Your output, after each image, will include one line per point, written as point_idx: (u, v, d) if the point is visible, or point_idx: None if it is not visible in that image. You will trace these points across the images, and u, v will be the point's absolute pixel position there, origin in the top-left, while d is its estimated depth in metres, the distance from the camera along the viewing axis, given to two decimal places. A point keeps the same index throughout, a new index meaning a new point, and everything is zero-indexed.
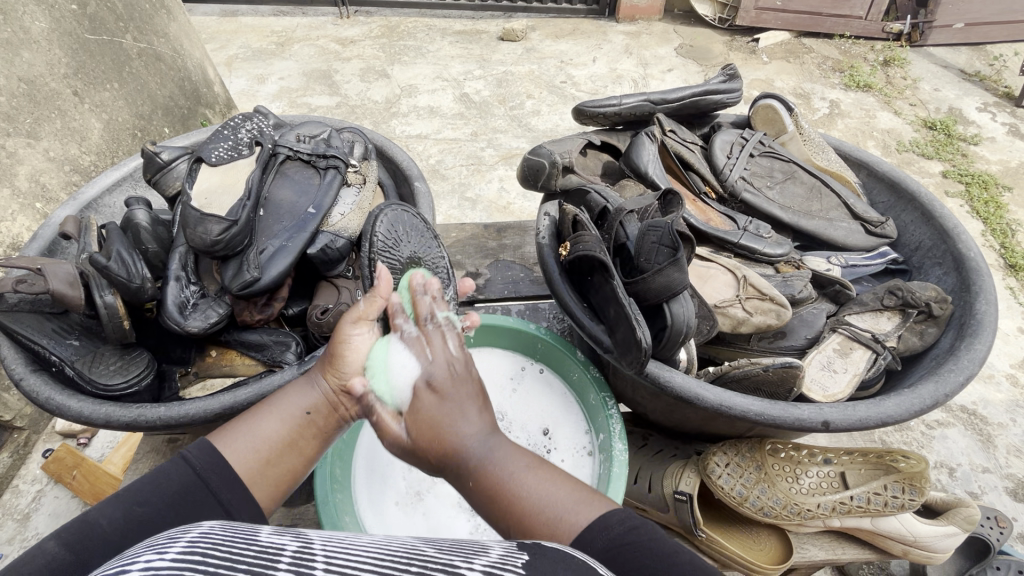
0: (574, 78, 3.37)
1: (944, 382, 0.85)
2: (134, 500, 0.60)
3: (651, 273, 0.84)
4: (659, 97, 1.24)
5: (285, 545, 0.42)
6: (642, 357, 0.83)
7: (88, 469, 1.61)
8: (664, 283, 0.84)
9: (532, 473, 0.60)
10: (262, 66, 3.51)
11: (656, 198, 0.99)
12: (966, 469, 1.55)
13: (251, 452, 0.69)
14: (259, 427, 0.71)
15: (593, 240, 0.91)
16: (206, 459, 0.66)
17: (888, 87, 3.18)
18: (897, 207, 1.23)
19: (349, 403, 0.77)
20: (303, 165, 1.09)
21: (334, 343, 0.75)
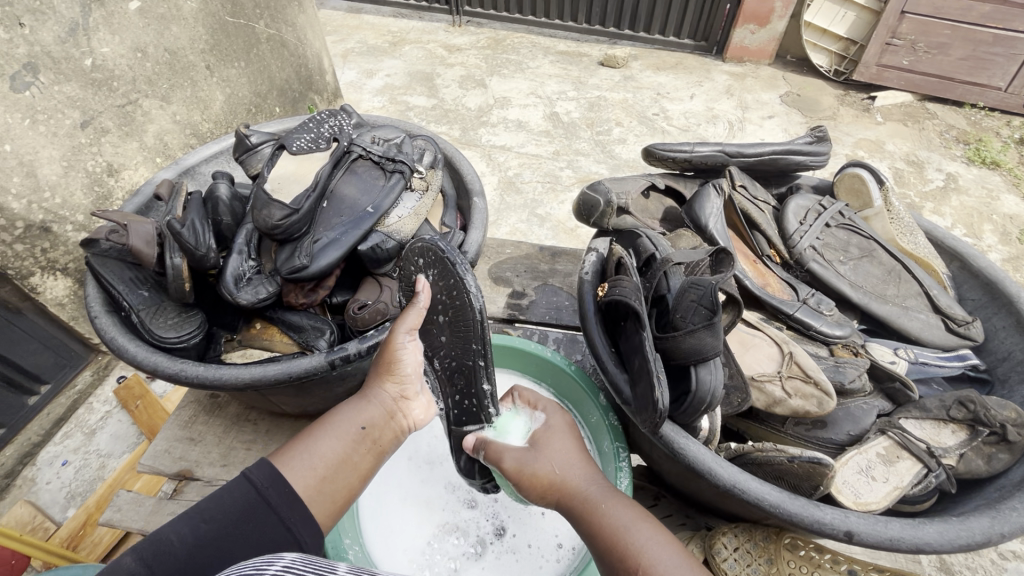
0: (667, 112, 3.32)
1: (1002, 520, 0.75)
2: (200, 517, 0.66)
3: (682, 333, 0.81)
4: (735, 149, 1.18)
5: None
6: (658, 418, 0.79)
7: (149, 402, 1.79)
8: (694, 345, 0.80)
9: (639, 526, 0.65)
10: (373, 61, 3.76)
11: (708, 254, 0.95)
12: None
13: (318, 468, 0.75)
14: (327, 444, 0.78)
15: (631, 287, 0.90)
16: (266, 474, 0.71)
17: (1020, 168, 2.87)
18: (989, 308, 1.10)
19: (400, 410, 0.89)
20: (372, 165, 1.16)
21: (387, 350, 0.88)
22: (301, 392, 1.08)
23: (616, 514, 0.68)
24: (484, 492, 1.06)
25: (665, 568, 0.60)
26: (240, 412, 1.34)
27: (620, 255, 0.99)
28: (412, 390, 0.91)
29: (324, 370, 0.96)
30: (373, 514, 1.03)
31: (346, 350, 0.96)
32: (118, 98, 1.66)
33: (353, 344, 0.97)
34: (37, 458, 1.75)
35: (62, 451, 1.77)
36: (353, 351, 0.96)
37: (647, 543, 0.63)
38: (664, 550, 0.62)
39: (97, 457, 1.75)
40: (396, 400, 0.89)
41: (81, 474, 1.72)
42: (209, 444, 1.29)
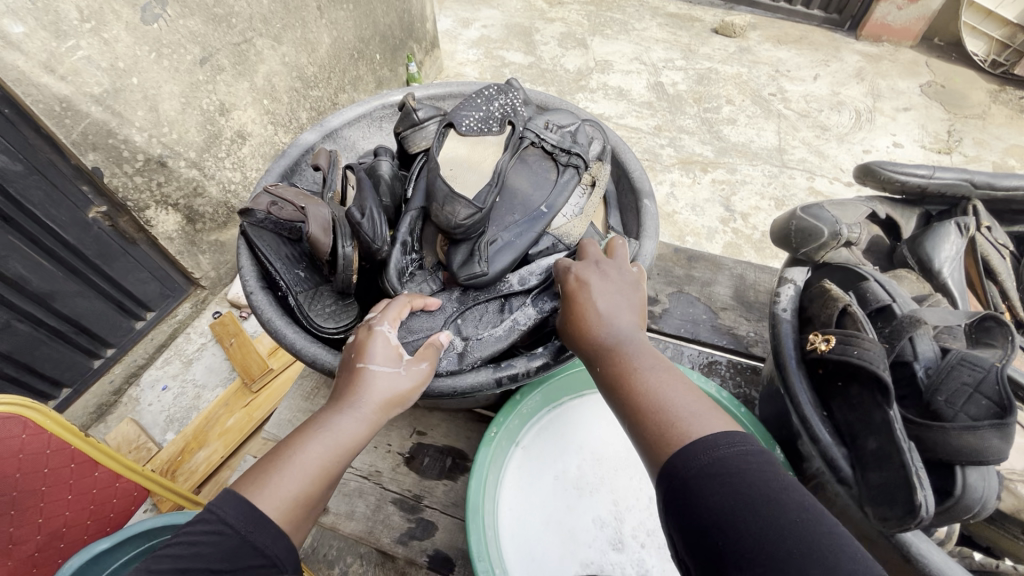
0: (786, 93, 2.98)
1: None
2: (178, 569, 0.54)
3: (955, 426, 0.66)
4: (985, 181, 0.98)
5: None
6: (910, 525, 0.66)
7: (242, 343, 1.79)
8: (969, 443, 0.66)
9: (684, 398, 0.66)
10: (468, 9, 3.55)
11: (970, 319, 0.78)
12: None
13: (293, 492, 0.64)
14: (307, 455, 0.67)
15: (874, 349, 0.75)
16: (237, 509, 0.60)
17: None
18: None
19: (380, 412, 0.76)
20: (544, 155, 1.03)
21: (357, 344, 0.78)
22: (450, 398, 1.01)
23: (647, 370, 0.70)
24: (635, 533, 0.99)
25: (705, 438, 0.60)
26: None
27: (849, 306, 0.83)
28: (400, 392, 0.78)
29: (489, 387, 0.86)
30: (515, 537, 0.96)
31: (515, 368, 0.86)
32: (234, 36, 1.58)
33: (522, 361, 0.88)
34: (141, 378, 1.82)
35: (166, 377, 1.82)
36: (521, 370, 0.87)
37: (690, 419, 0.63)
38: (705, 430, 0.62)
39: (195, 387, 1.79)
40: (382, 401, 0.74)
41: (180, 401, 1.77)
42: None
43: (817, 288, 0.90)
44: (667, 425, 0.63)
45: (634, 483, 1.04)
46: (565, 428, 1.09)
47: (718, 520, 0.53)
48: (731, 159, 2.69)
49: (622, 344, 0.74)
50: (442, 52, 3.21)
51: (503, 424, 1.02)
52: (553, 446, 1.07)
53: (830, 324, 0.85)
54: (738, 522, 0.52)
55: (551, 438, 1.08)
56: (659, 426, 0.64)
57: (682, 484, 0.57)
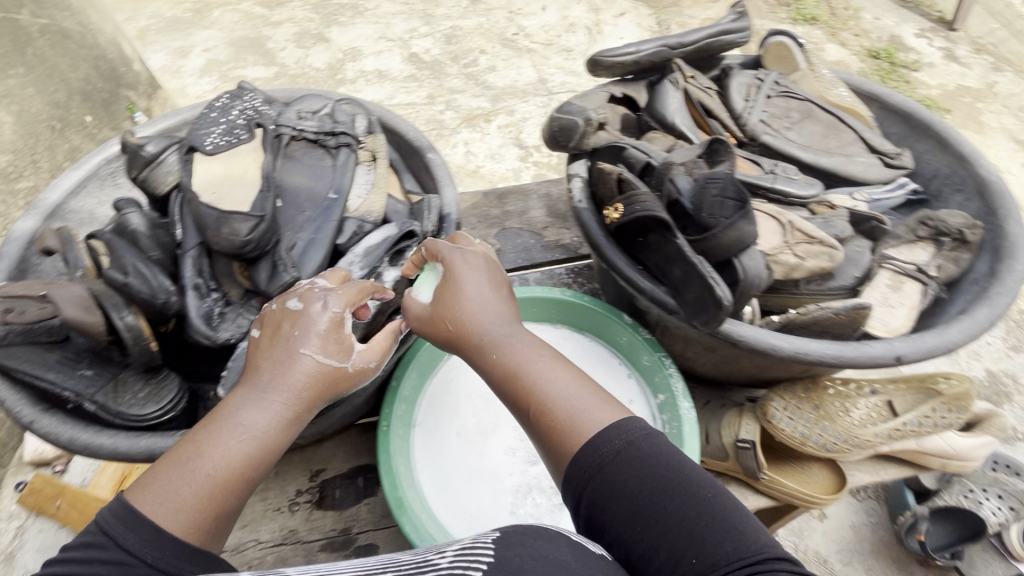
0: (525, 30, 3.22)
1: (997, 304, 0.88)
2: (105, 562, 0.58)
3: (721, 227, 0.83)
4: (676, 41, 1.18)
5: None
6: (722, 314, 0.81)
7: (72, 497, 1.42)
8: (735, 237, 0.84)
9: (556, 377, 0.74)
10: (180, 37, 3.18)
11: (702, 150, 1.00)
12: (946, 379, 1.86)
13: (186, 499, 0.63)
14: (217, 447, 0.67)
15: (650, 199, 0.88)
16: (121, 523, 0.60)
17: (833, 19, 3.24)
18: (911, 138, 1.24)
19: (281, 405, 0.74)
20: (310, 146, 1.00)
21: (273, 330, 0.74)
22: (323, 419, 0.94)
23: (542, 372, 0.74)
24: None
25: (582, 411, 0.70)
26: None
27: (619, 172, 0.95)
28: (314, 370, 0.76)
29: None
30: (445, 506, 0.97)
31: None
32: None
33: None
34: None
35: None
36: None
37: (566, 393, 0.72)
38: (577, 398, 0.71)
39: None
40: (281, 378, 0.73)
41: None
42: None
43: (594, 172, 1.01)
44: (567, 422, 0.69)
45: None
46: (452, 387, 1.10)
47: (626, 505, 0.62)
48: (506, 102, 2.85)
49: (507, 342, 0.78)
50: (172, 91, 2.86)
51: (392, 414, 1.01)
52: (445, 409, 1.08)
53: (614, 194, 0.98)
54: (642, 509, 0.61)
55: (441, 404, 1.08)
56: (559, 425, 0.69)
57: (587, 480, 0.65)
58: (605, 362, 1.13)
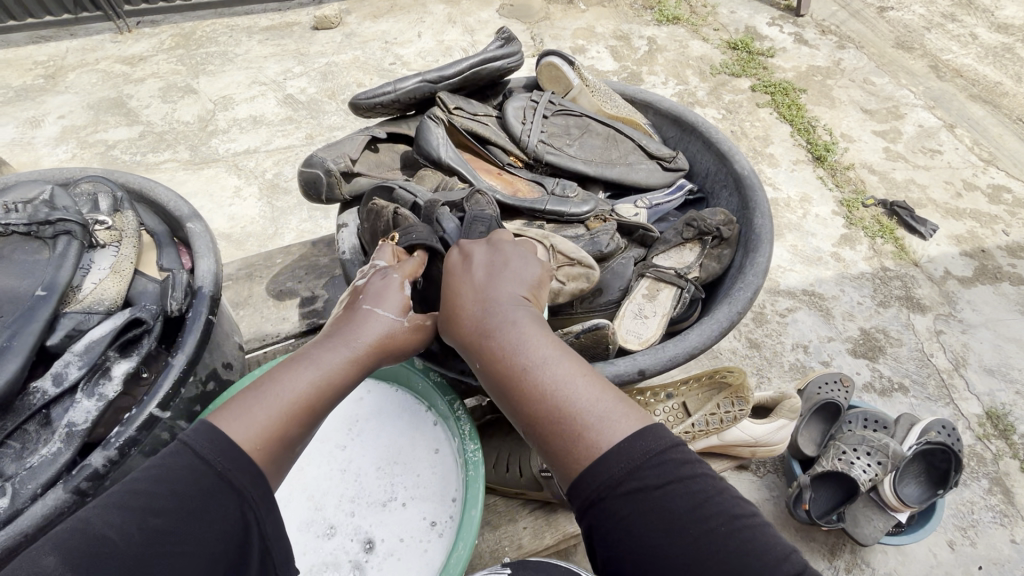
0: (403, 58, 3.21)
1: (736, 302, 0.91)
2: (142, 503, 0.54)
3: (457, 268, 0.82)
4: (436, 75, 1.16)
5: None
6: None
7: None
8: None
9: (560, 366, 0.66)
10: (31, 106, 2.95)
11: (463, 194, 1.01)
12: (816, 343, 1.96)
13: (262, 416, 0.64)
14: (291, 378, 0.68)
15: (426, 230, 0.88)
16: (208, 436, 0.61)
17: (694, 17, 3.39)
18: (684, 139, 1.28)
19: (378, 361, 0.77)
20: (22, 238, 0.90)
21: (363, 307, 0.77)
22: None
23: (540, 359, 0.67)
24: (341, 510, 0.98)
25: (598, 415, 0.61)
26: None
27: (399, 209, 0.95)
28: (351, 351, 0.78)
29: (74, 503, 0.76)
30: None
31: (90, 466, 0.78)
32: None
33: (97, 455, 0.79)
34: None
35: None
36: (101, 463, 0.79)
37: (578, 394, 0.64)
38: (591, 398, 0.63)
39: None
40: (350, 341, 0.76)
41: None
42: None
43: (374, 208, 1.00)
44: (579, 427, 0.61)
45: (324, 469, 1.02)
46: None
47: (639, 520, 0.56)
48: None
49: (493, 304, 0.73)
50: (22, 166, 2.65)
51: None
52: None
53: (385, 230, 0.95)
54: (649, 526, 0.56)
55: None
56: (569, 430, 0.61)
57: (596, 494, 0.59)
58: (411, 409, 1.09)
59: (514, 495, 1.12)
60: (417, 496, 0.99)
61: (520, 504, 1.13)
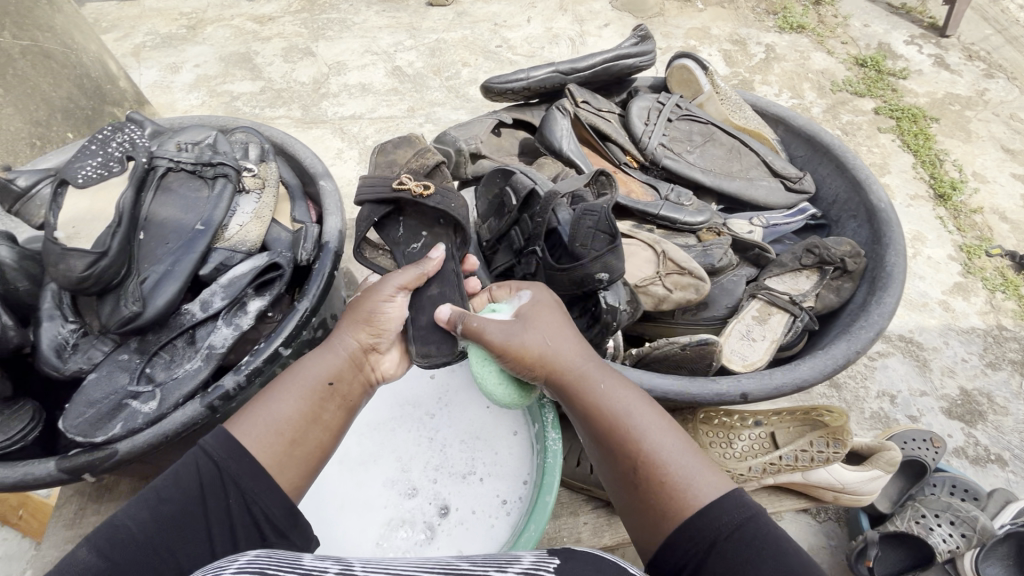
0: (510, 42, 3.23)
1: (855, 340, 0.86)
2: (158, 497, 0.63)
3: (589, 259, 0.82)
4: (569, 66, 1.17)
5: (328, 567, 0.49)
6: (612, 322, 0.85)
7: (34, 507, 1.62)
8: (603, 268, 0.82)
9: (653, 427, 0.67)
10: (174, 54, 3.25)
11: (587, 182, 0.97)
12: (906, 395, 1.81)
13: (276, 425, 0.71)
14: (307, 374, 0.77)
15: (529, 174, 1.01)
16: (220, 440, 0.68)
17: (820, 27, 3.15)
18: (814, 160, 1.22)
19: (371, 364, 0.85)
20: (188, 176, 1.01)
21: (368, 301, 0.85)
22: (190, 445, 0.96)
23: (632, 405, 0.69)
24: (423, 475, 1.04)
25: (685, 476, 0.62)
26: (136, 486, 1.20)
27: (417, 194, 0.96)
28: (383, 347, 0.87)
29: (205, 416, 0.86)
30: None
31: (223, 387, 0.86)
32: None
33: (229, 378, 0.88)
34: None
35: None
36: (232, 386, 0.87)
37: (667, 449, 0.65)
38: (677, 454, 0.64)
39: None
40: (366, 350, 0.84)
41: None
42: None
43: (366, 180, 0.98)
44: (671, 488, 0.62)
45: (411, 433, 1.08)
46: None
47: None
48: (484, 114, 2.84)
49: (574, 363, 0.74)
50: (161, 107, 2.94)
51: None
52: None
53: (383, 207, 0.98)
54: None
55: None
56: (657, 491, 0.62)
57: (707, 546, 0.57)
58: None
59: (580, 490, 1.14)
60: (493, 474, 1.04)
61: (583, 500, 1.14)
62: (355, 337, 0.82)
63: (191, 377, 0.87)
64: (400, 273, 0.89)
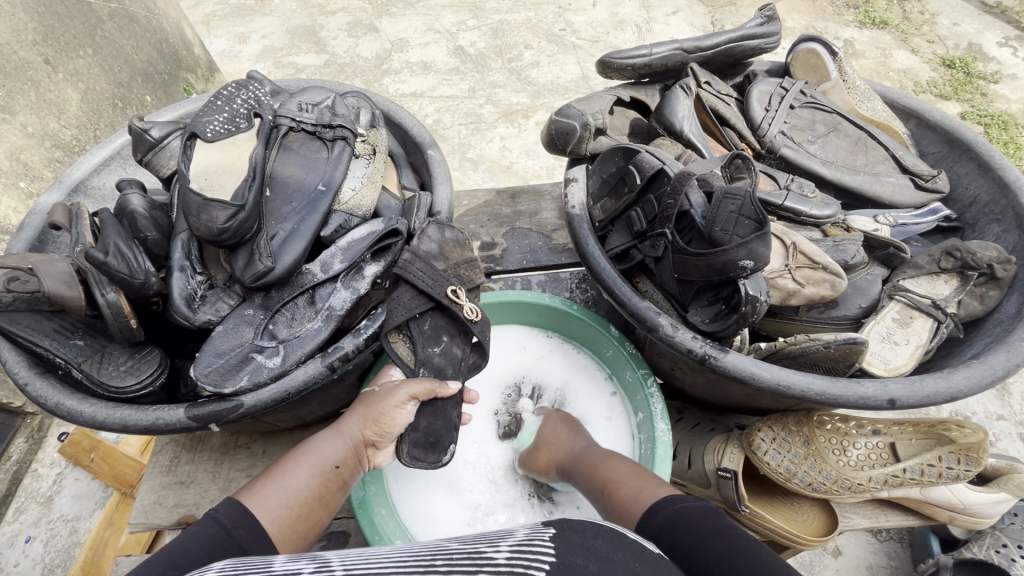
0: (573, 25, 3.14)
1: (1016, 352, 0.80)
2: (164, 562, 0.55)
3: (732, 244, 0.77)
4: (693, 44, 1.13)
5: (303, 567, 0.51)
6: (746, 316, 0.80)
7: (105, 452, 1.64)
8: (747, 256, 0.77)
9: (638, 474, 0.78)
10: (241, 23, 3.30)
11: (721, 164, 0.93)
12: (982, 417, 1.67)
13: (287, 502, 0.71)
14: (319, 452, 0.79)
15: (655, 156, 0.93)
16: (237, 513, 0.65)
17: (906, 23, 2.95)
18: (949, 158, 1.14)
19: (366, 455, 0.85)
20: (308, 137, 1.00)
21: (381, 400, 0.83)
22: (299, 404, 0.97)
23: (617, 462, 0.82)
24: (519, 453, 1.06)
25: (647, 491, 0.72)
26: (227, 440, 1.22)
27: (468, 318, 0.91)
28: (385, 442, 0.86)
29: (325, 376, 0.85)
30: (409, 504, 0.99)
31: (343, 349, 0.85)
32: None
33: (349, 339, 0.87)
34: None
35: (25, 529, 1.61)
36: (351, 348, 0.86)
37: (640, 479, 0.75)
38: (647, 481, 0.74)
39: (67, 524, 1.62)
40: (368, 446, 0.84)
41: (55, 545, 1.59)
42: (202, 483, 1.18)
43: (422, 264, 0.90)
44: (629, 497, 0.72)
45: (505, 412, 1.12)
46: None
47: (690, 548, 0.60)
48: (545, 99, 2.79)
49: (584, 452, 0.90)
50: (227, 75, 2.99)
51: None
52: None
53: (421, 305, 0.89)
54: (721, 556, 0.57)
55: None
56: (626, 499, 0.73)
57: (664, 530, 0.64)
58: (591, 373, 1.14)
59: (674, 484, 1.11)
60: None
61: None
62: (364, 431, 0.83)
63: (314, 337, 0.87)
64: (411, 380, 0.85)
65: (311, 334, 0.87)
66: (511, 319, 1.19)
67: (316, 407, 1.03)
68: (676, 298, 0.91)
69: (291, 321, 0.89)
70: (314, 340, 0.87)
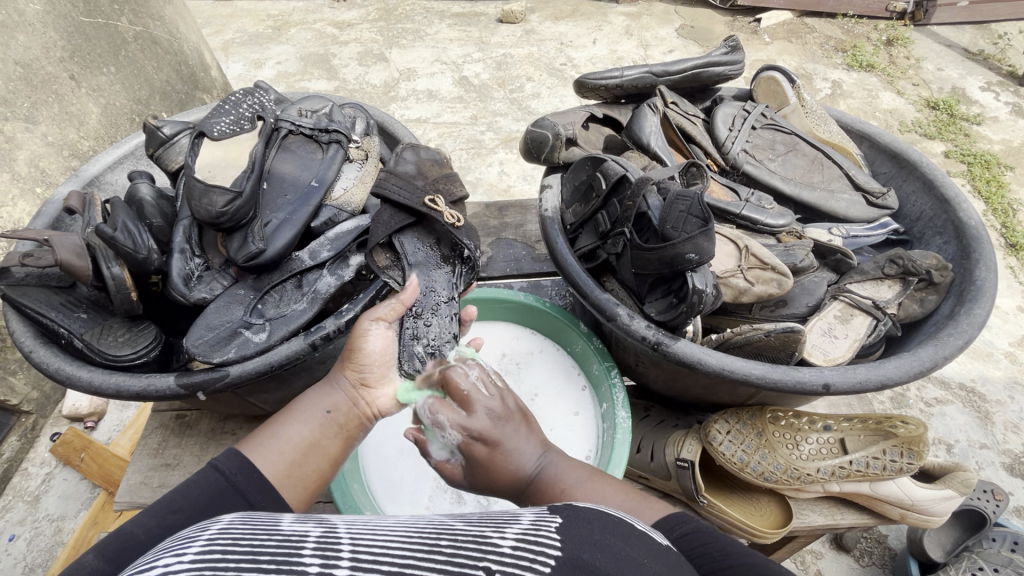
0: (574, 61, 3.31)
1: (943, 345, 0.86)
2: (168, 508, 0.61)
3: (679, 239, 0.85)
4: (661, 68, 1.24)
5: (309, 533, 0.45)
6: (695, 303, 0.86)
7: (96, 452, 1.68)
8: (693, 249, 0.85)
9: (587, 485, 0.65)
10: (258, 50, 3.49)
11: (679, 170, 1.05)
12: (963, 445, 1.70)
13: (284, 452, 0.72)
14: (309, 404, 0.78)
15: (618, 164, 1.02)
16: (235, 462, 0.69)
17: (891, 67, 3.11)
18: (898, 177, 1.23)
19: (364, 397, 0.81)
20: (306, 140, 1.10)
21: (352, 336, 0.82)
22: (283, 384, 1.03)
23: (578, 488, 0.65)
24: None
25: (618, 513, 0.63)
26: (215, 426, 1.27)
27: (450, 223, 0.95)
28: (375, 376, 0.82)
29: (305, 352, 0.92)
30: (381, 481, 1.06)
31: (325, 328, 0.92)
32: None
33: (330, 321, 0.93)
34: None
35: (9, 527, 1.64)
36: (332, 328, 0.93)
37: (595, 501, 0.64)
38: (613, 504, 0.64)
39: (52, 523, 1.65)
40: (360, 386, 0.81)
41: (37, 544, 1.61)
42: (188, 466, 1.23)
43: (395, 182, 0.98)
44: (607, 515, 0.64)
45: None
46: None
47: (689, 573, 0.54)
48: None
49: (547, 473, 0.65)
50: None
51: None
52: None
53: (405, 219, 0.97)
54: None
55: None
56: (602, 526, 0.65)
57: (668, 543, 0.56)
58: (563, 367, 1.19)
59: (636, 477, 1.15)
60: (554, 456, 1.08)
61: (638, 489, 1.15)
62: (349, 373, 0.81)
63: (298, 315, 0.94)
64: (377, 308, 0.84)
65: (295, 314, 0.94)
66: (491, 316, 1.26)
67: (299, 390, 1.09)
68: (635, 291, 0.98)
69: (278, 302, 0.97)
70: (298, 317, 0.94)
